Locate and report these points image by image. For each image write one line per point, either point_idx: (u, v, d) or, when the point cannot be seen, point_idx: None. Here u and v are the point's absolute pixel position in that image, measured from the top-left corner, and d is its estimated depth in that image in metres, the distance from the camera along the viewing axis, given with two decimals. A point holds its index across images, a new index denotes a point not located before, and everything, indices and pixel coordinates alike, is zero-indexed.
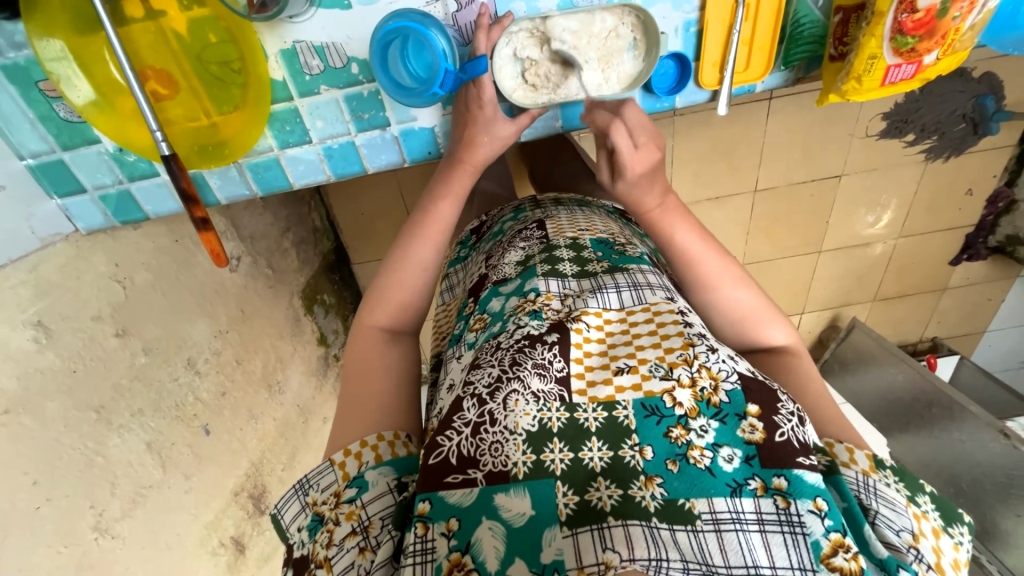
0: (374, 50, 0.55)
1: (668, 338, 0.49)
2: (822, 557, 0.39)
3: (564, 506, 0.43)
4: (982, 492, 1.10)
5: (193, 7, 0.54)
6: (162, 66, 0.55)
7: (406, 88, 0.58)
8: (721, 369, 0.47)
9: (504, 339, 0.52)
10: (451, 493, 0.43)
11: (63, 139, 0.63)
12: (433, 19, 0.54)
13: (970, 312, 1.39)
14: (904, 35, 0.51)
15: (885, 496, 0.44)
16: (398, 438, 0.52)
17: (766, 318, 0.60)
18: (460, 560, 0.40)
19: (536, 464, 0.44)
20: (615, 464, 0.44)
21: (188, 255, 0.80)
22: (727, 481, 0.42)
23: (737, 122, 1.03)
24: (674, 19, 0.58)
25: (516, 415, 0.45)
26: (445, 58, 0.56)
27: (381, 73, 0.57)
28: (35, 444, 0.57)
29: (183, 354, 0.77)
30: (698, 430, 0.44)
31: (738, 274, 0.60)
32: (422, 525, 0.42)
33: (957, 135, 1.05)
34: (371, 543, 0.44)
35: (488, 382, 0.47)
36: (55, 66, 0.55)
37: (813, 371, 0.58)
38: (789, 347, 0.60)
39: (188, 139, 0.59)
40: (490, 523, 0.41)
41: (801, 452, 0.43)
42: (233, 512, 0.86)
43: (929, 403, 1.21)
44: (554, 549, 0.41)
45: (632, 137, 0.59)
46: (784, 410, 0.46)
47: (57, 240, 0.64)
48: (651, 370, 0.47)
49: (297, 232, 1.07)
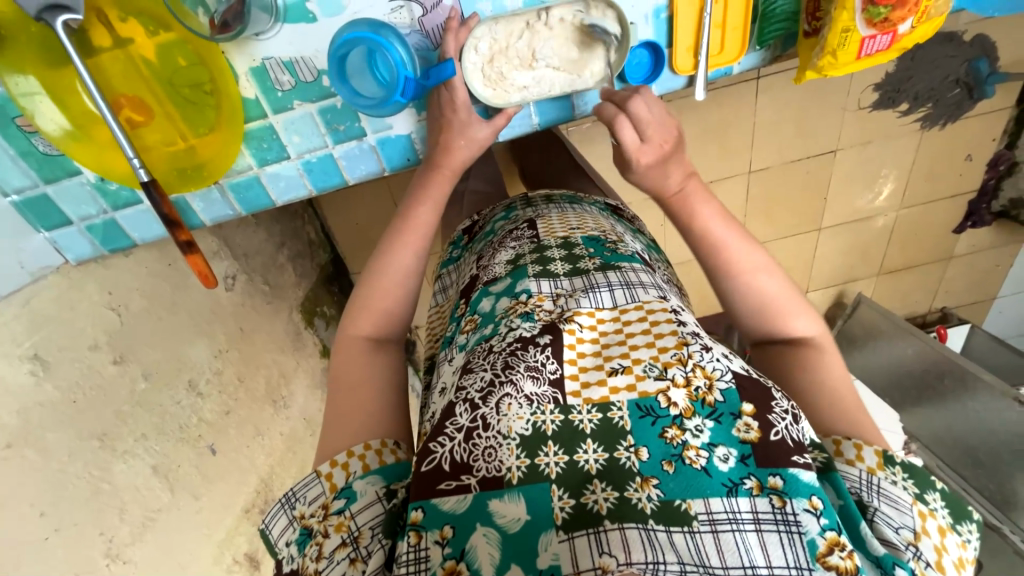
0: (331, 62, 0.55)
1: (662, 338, 0.49)
2: (817, 556, 0.39)
3: (560, 510, 0.42)
4: (999, 462, 1.09)
5: (161, 32, 0.54)
6: (135, 92, 0.55)
7: (369, 97, 0.57)
8: (716, 368, 0.46)
9: (495, 343, 0.52)
10: (445, 500, 0.43)
11: (46, 173, 0.63)
12: (390, 27, 0.54)
13: (978, 280, 1.37)
14: (876, 5, 0.50)
15: (887, 495, 0.44)
16: (385, 446, 0.52)
17: (792, 307, 0.56)
18: (456, 568, 0.40)
19: (530, 468, 0.43)
20: (611, 466, 0.44)
21: (182, 277, 0.80)
22: (723, 480, 0.42)
23: (727, 104, 1.02)
24: (644, 6, 0.57)
25: (509, 419, 0.45)
26: (404, 66, 0.55)
27: (339, 85, 0.56)
28: (41, 476, 0.57)
29: (183, 376, 0.77)
30: (693, 430, 0.44)
31: (763, 260, 0.57)
32: (416, 534, 0.42)
33: (952, 100, 1.03)
34: (361, 553, 0.44)
35: (480, 387, 0.47)
36: (27, 101, 0.56)
37: (836, 366, 0.54)
38: (814, 339, 0.55)
39: (167, 163, 0.60)
40: (485, 529, 0.41)
41: (796, 450, 0.43)
42: (245, 529, 0.87)
43: (940, 374, 1.18)
44: (551, 554, 0.41)
45: (639, 130, 0.57)
46: (778, 407, 0.45)
47: (47, 273, 0.65)
48: (645, 370, 0.47)
49: (292, 247, 1.07)
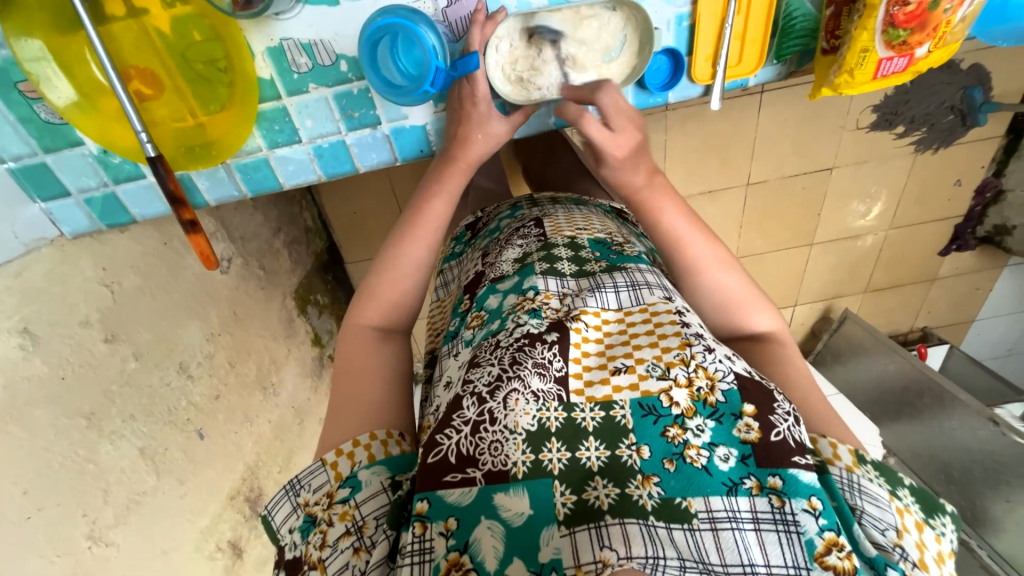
0: (362, 49, 0.54)
1: (666, 338, 0.49)
2: (815, 555, 0.40)
3: (563, 505, 0.43)
4: (972, 479, 1.12)
5: (177, 5, 0.52)
6: (146, 65, 0.54)
7: (398, 87, 0.57)
8: (718, 369, 0.47)
9: (502, 338, 0.52)
10: (450, 492, 0.43)
11: (45, 141, 0.61)
12: (422, 15, 0.53)
13: (959, 301, 1.40)
14: (896, 28, 0.51)
15: (869, 493, 0.44)
16: (390, 437, 0.52)
17: (752, 304, 0.60)
18: (459, 560, 0.40)
19: (535, 463, 0.43)
20: (614, 464, 0.44)
21: (178, 257, 0.78)
22: (724, 480, 0.43)
23: (730, 116, 1.03)
24: (666, 13, 0.57)
25: (516, 414, 0.45)
26: (435, 54, 0.55)
27: (370, 73, 0.56)
28: (25, 454, 0.56)
29: (174, 358, 0.75)
30: (694, 430, 0.45)
31: (725, 257, 0.60)
32: (421, 524, 0.42)
33: (945, 126, 1.06)
34: (366, 543, 0.44)
35: (487, 381, 0.47)
36: (34, 67, 0.54)
37: (796, 357, 0.58)
38: (774, 333, 0.59)
39: (175, 140, 0.58)
40: (489, 522, 0.41)
41: (796, 452, 0.43)
42: (229, 516, 0.85)
43: (920, 392, 1.22)
44: (552, 548, 0.41)
45: (608, 124, 0.58)
46: (780, 410, 0.45)
47: (41, 245, 0.63)
48: (648, 370, 0.47)
49: (289, 233, 1.05)
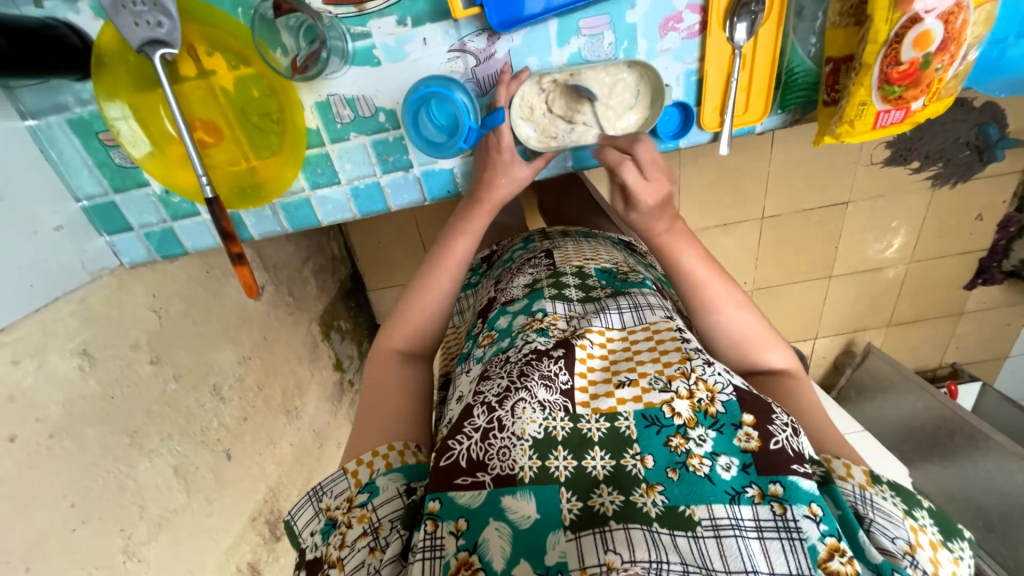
0: (406, 113, 0.61)
1: (667, 353, 0.52)
2: (819, 561, 0.40)
3: (569, 511, 0.44)
4: (1011, 526, 1.07)
5: (241, 67, 0.59)
6: (210, 117, 0.61)
7: (437, 143, 0.64)
8: (717, 381, 0.49)
9: (512, 353, 0.55)
10: (461, 494, 0.45)
11: (116, 183, 0.69)
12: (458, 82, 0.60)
13: (989, 337, 1.37)
14: (891, 84, 0.55)
15: (880, 508, 0.45)
16: (407, 448, 0.54)
17: (767, 342, 0.62)
18: (468, 560, 0.42)
19: (541, 470, 0.45)
20: (618, 473, 0.45)
21: (218, 284, 0.84)
22: (726, 488, 0.43)
23: (743, 153, 1.07)
24: (676, 69, 0.62)
25: (523, 421, 0.48)
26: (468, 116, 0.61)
27: (412, 133, 0.63)
28: (75, 468, 0.60)
29: (209, 380, 0.80)
30: (697, 439, 0.46)
31: (740, 298, 0.62)
32: (432, 522, 0.44)
33: (962, 161, 1.07)
34: (381, 543, 0.46)
35: (497, 392, 0.50)
36: (119, 124, 0.62)
37: (811, 394, 0.60)
38: (788, 370, 0.61)
39: (229, 181, 0.65)
40: (498, 523, 0.43)
41: (795, 460, 0.45)
42: (250, 537, 0.88)
43: (951, 431, 1.18)
44: (558, 552, 0.42)
45: (642, 171, 0.62)
46: (779, 420, 0.47)
47: (103, 274, 0.69)
48: (651, 382, 0.50)
49: (317, 261, 1.12)
